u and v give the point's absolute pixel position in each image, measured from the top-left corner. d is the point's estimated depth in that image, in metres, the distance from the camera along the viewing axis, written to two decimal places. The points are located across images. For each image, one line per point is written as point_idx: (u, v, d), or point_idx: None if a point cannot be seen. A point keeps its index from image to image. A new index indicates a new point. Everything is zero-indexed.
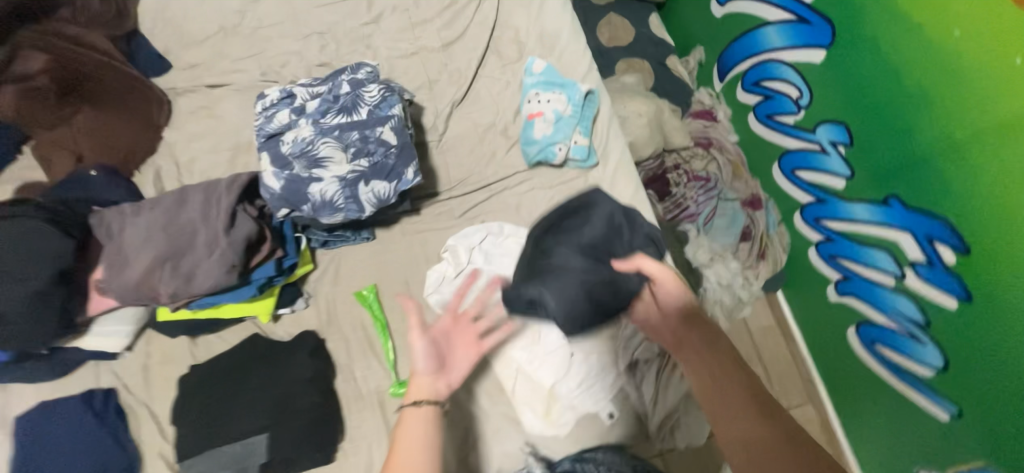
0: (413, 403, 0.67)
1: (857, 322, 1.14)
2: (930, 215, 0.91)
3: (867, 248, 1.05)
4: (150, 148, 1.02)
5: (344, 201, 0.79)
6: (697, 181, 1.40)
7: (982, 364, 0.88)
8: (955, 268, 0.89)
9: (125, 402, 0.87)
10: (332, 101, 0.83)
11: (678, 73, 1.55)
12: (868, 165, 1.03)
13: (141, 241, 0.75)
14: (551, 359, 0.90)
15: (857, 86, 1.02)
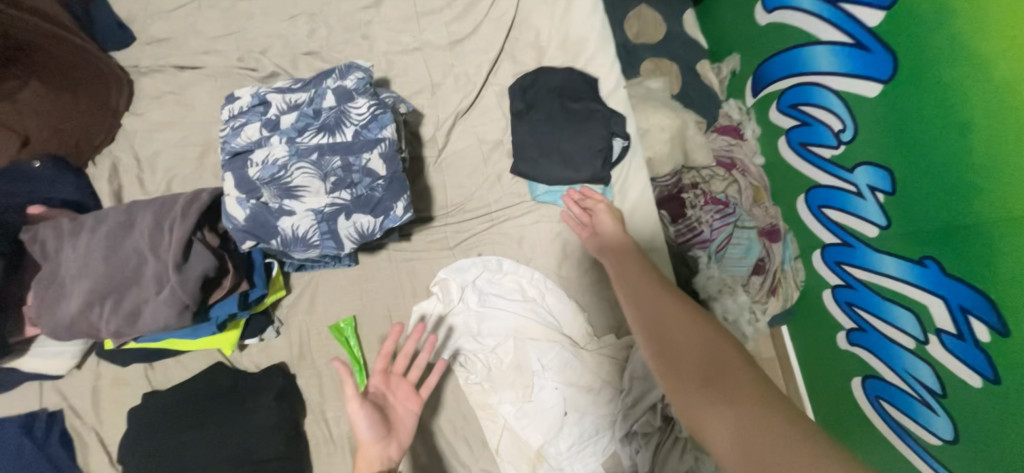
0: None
1: (865, 375, 1.03)
2: (969, 286, 0.77)
3: (889, 304, 0.92)
4: (102, 142, 0.90)
5: (320, 237, 0.68)
6: (714, 204, 1.27)
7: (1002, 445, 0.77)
8: (989, 348, 0.75)
9: (72, 427, 0.80)
10: (312, 115, 0.70)
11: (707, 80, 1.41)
12: (906, 220, 0.87)
13: (79, 268, 0.64)
14: (542, 416, 0.82)
15: (910, 130, 0.83)
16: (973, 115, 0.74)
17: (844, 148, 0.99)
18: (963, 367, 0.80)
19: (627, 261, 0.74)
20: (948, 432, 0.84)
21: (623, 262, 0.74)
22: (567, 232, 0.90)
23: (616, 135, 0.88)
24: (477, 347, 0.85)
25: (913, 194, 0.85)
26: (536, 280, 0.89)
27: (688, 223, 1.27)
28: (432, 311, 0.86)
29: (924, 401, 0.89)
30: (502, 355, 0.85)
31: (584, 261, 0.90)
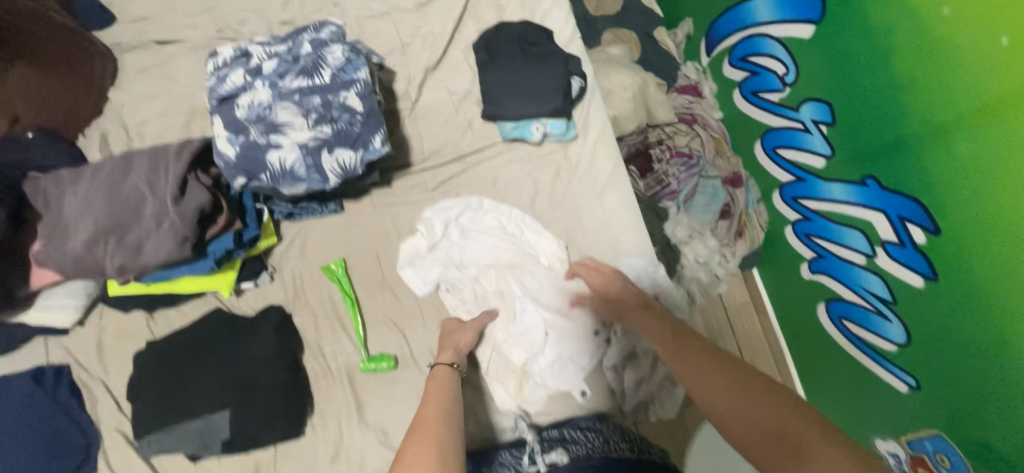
0: (444, 363, 0.76)
1: (828, 299, 1.21)
2: (907, 196, 0.94)
3: (843, 229, 1.10)
4: (93, 110, 0.94)
5: (306, 171, 0.74)
6: (679, 158, 1.51)
7: (944, 348, 0.92)
8: (923, 247, 0.93)
9: (78, 380, 0.83)
10: (291, 61, 0.76)
11: (666, 45, 1.63)
12: (847, 148, 1.07)
13: (81, 208, 0.69)
14: (530, 335, 0.89)
15: (844, 76, 1.05)
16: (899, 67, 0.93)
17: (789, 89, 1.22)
18: (904, 269, 0.97)
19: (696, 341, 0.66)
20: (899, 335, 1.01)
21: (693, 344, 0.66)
22: (536, 169, 0.98)
23: (575, 75, 0.97)
24: (462, 278, 0.92)
25: (853, 130, 1.05)
26: (515, 217, 0.95)
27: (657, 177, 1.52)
28: (418, 247, 0.93)
29: (877, 311, 1.06)
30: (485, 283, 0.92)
31: (554, 196, 0.98)
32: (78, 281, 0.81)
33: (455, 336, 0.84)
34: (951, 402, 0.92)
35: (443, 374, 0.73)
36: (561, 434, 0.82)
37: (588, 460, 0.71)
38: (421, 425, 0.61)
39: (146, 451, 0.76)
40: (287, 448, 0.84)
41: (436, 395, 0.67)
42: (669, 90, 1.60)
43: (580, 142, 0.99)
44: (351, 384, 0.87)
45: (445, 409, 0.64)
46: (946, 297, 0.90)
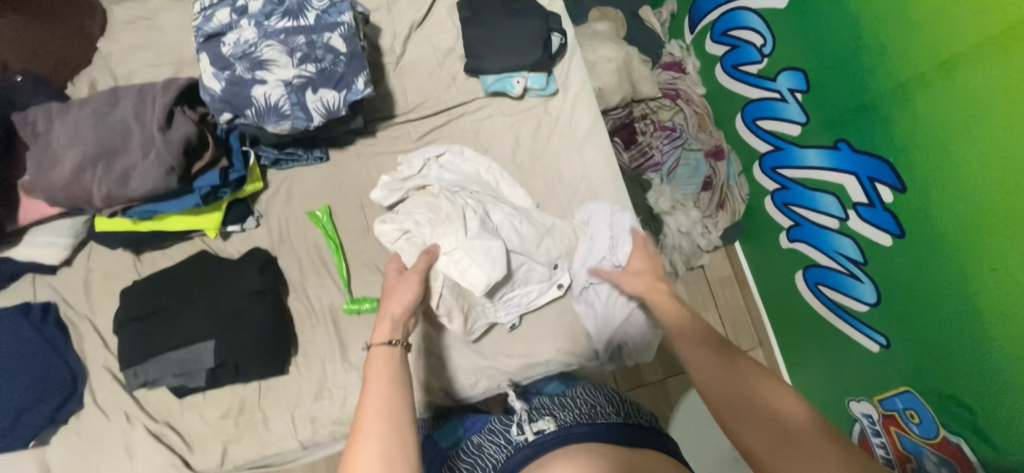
0: (381, 342, 0.62)
1: (806, 266, 1.29)
2: (875, 156, 1.03)
3: (818, 194, 1.18)
4: (86, 57, 0.96)
5: (291, 107, 0.77)
6: (662, 131, 1.55)
7: (913, 311, 1.01)
8: (891, 207, 1.01)
9: (66, 317, 0.85)
10: (276, 3, 0.78)
11: (650, 24, 1.67)
12: (822, 115, 1.14)
13: (69, 138, 0.71)
14: (485, 259, 0.85)
15: (821, 47, 1.09)
16: (890, 45, 0.95)
17: (766, 60, 1.26)
18: (875, 231, 1.05)
19: (712, 351, 0.58)
20: (872, 296, 1.10)
21: (707, 358, 0.58)
22: (518, 123, 1.01)
23: (556, 32, 1.00)
24: (409, 210, 0.90)
25: (823, 97, 1.13)
26: (494, 170, 0.98)
27: (640, 149, 1.55)
28: (395, 177, 0.94)
29: (850, 273, 1.14)
30: (433, 213, 0.89)
31: (535, 149, 1.01)
32: (66, 220, 0.83)
33: (397, 296, 0.72)
34: (922, 361, 1.01)
35: (384, 356, 0.60)
36: (552, 403, 0.79)
37: (576, 426, 0.67)
38: (367, 425, 0.53)
39: (133, 382, 0.78)
40: (271, 386, 0.86)
41: (381, 384, 0.56)
42: (654, 66, 1.63)
43: (560, 97, 1.03)
44: (334, 325, 0.89)
45: (392, 402, 0.55)
46: (912, 261, 0.99)
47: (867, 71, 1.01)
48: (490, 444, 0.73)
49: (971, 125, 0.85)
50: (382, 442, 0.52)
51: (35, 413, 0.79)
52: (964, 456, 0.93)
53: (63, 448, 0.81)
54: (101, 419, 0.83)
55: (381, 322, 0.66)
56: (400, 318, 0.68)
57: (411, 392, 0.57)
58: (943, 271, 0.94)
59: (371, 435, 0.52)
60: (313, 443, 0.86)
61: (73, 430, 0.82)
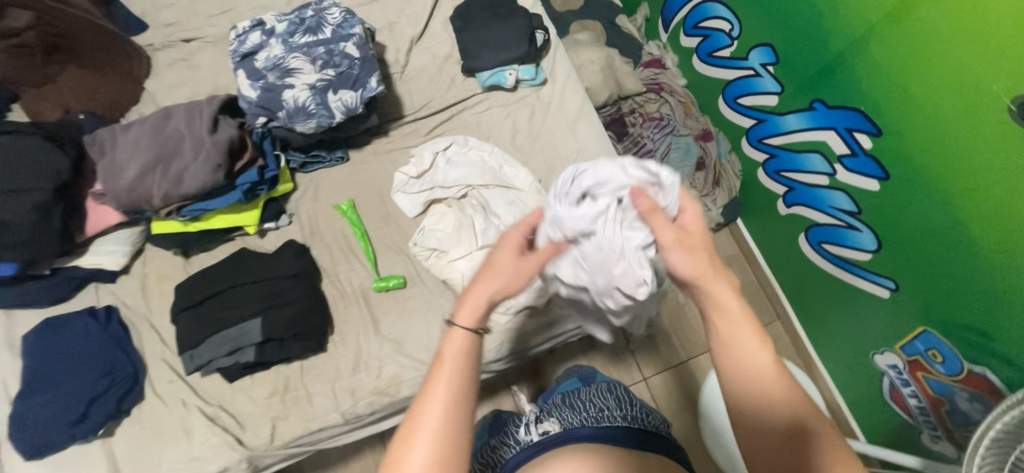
0: (468, 327, 0.57)
1: (808, 227, 1.34)
2: (849, 110, 1.11)
3: (804, 155, 1.26)
4: (133, 99, 1.12)
5: (316, 107, 0.89)
6: (651, 122, 1.64)
7: (911, 253, 1.06)
8: (871, 151, 1.08)
9: (126, 318, 0.95)
10: (298, 23, 0.92)
11: (627, 30, 1.80)
12: (794, 81, 1.24)
13: (132, 149, 0.83)
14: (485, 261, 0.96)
15: (784, 20, 1.20)
16: (853, 10, 1.04)
17: (736, 42, 1.38)
18: (862, 178, 1.12)
19: (761, 395, 0.53)
20: (871, 243, 1.15)
21: (757, 406, 0.53)
22: (514, 112, 1.12)
23: (539, 30, 1.13)
24: (431, 225, 1.01)
25: (791, 65, 1.23)
26: (496, 154, 1.07)
27: (632, 139, 1.66)
28: (409, 173, 1.05)
29: (848, 225, 1.20)
30: (450, 215, 1.01)
31: (533, 133, 1.11)
32: (126, 229, 0.95)
33: (487, 282, 0.60)
34: (931, 300, 1.06)
35: (461, 343, 0.57)
36: (563, 404, 0.95)
37: (578, 429, 0.84)
38: (433, 398, 0.54)
39: (189, 365, 0.86)
40: (312, 365, 0.93)
41: (450, 372, 0.55)
42: (635, 66, 1.75)
43: (549, 85, 1.14)
44: (365, 304, 0.97)
45: (461, 391, 0.54)
46: (901, 201, 1.05)
47: (826, 32, 1.11)
48: (504, 446, 0.90)
49: (939, 68, 0.92)
50: (441, 416, 0.53)
51: (103, 401, 0.86)
52: (992, 386, 0.98)
53: (127, 438, 0.88)
54: (160, 408, 0.90)
55: (474, 294, 0.59)
56: (498, 297, 0.61)
57: (478, 374, 0.57)
58: (933, 211, 1.00)
59: (429, 408, 0.53)
60: (355, 416, 0.92)
61: (135, 420, 0.89)
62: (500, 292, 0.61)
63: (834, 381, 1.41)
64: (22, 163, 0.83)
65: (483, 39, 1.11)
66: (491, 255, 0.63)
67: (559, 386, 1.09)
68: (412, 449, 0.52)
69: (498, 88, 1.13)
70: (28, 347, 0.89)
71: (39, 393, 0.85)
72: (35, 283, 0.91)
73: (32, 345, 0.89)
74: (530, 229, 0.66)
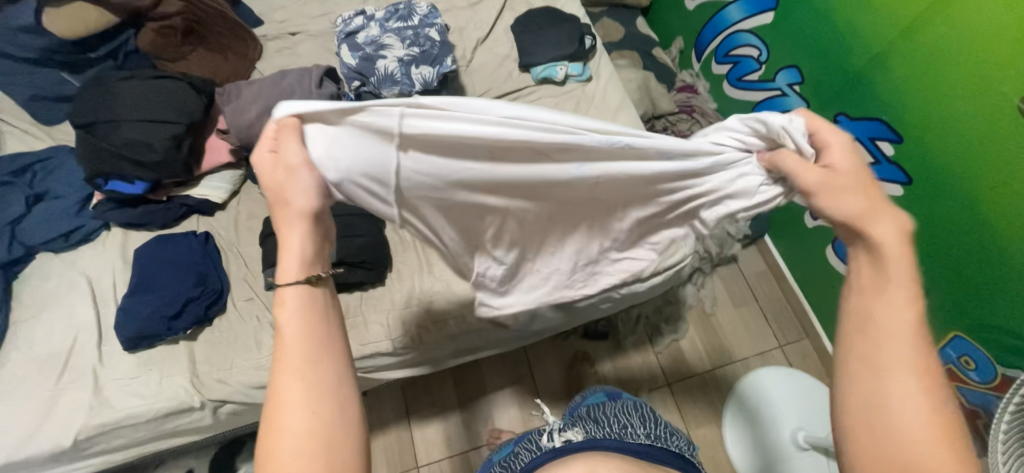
0: (297, 282, 0.51)
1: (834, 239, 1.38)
2: (870, 120, 1.18)
3: None
4: (246, 75, 1.33)
5: (401, 76, 1.06)
6: (683, 138, 1.67)
7: (943, 257, 1.11)
8: (893, 157, 1.15)
9: (218, 245, 1.10)
10: (392, 12, 1.15)
11: (663, 60, 1.84)
12: (819, 98, 1.32)
13: (254, 97, 1.03)
14: None
15: (809, 43, 1.29)
16: (873, 32, 1.13)
17: (764, 66, 1.47)
18: (886, 184, 1.18)
19: (881, 356, 0.47)
20: None
21: (868, 364, 0.47)
22: (562, 102, 1.28)
23: (587, 36, 1.32)
24: None
25: (816, 83, 1.32)
26: None
27: None
28: None
29: None
30: None
31: (576, 120, 1.26)
32: (229, 172, 1.14)
33: (278, 215, 0.54)
34: (963, 304, 1.09)
35: (303, 306, 0.50)
36: (589, 416, 0.93)
37: (602, 439, 0.80)
38: (292, 371, 0.47)
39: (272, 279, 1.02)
40: (370, 295, 1.06)
41: (296, 339, 0.48)
42: (669, 89, 1.77)
43: (594, 82, 1.30)
44: (421, 249, 1.11)
45: (318, 355, 0.48)
46: (925, 207, 1.11)
47: (845, 51, 1.21)
48: (525, 451, 0.86)
49: (957, 83, 0.99)
50: (304, 386, 0.46)
51: (195, 304, 1.00)
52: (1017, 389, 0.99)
53: (208, 343, 1.01)
54: (238, 321, 1.03)
55: (290, 245, 0.53)
56: (313, 224, 0.55)
57: (343, 328, 0.52)
58: (960, 216, 1.05)
59: (288, 382, 0.46)
60: (402, 345, 1.02)
61: (218, 328, 1.02)
62: (306, 223, 0.54)
63: None
64: (169, 103, 1.06)
65: (538, 42, 1.31)
66: (268, 193, 0.55)
67: (585, 400, 1.05)
68: (285, 429, 0.45)
69: (549, 82, 1.31)
70: (139, 256, 1.04)
71: (143, 294, 1.00)
72: (152, 206, 1.09)
73: (141, 257, 1.04)
74: (277, 136, 0.57)
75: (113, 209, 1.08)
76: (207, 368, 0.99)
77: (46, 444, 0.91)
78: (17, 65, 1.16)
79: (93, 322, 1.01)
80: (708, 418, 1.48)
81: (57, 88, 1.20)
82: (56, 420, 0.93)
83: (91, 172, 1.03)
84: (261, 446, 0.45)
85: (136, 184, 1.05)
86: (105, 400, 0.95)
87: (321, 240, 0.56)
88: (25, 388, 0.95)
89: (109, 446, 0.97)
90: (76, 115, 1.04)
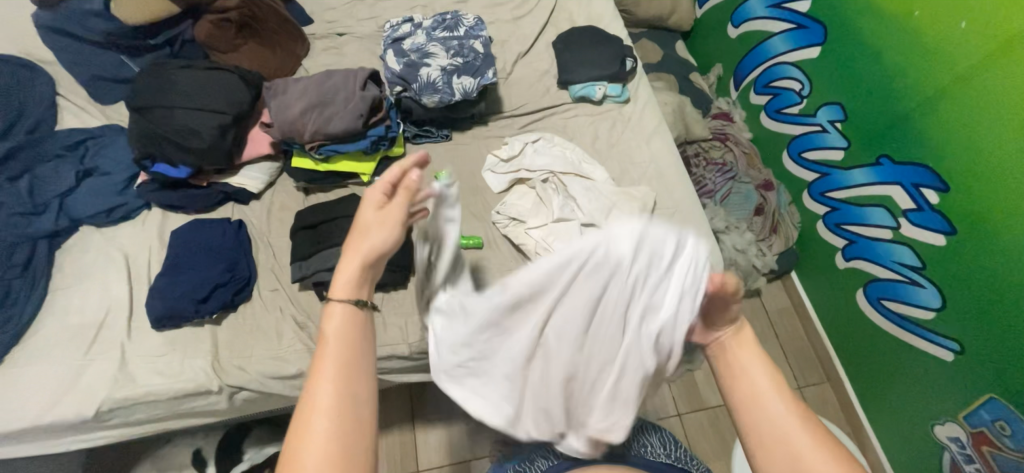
0: (347, 300, 0.53)
1: (867, 283, 1.32)
2: (916, 165, 1.14)
3: (866, 208, 1.27)
4: (292, 71, 1.36)
5: (443, 85, 1.15)
6: (714, 165, 1.61)
7: (985, 313, 1.04)
8: (938, 206, 1.10)
9: (250, 233, 1.13)
10: (439, 22, 1.25)
11: (700, 86, 1.78)
12: (861, 138, 1.27)
13: (299, 95, 1.12)
14: (563, 230, 1.09)
15: (856, 80, 1.26)
16: (923, 74, 1.10)
17: (806, 100, 1.43)
18: (928, 232, 1.13)
19: (771, 421, 0.54)
20: (935, 301, 1.14)
21: (767, 438, 0.54)
22: (598, 121, 1.29)
23: (629, 58, 1.33)
24: (515, 200, 1.15)
25: (860, 122, 1.27)
26: (577, 152, 1.23)
27: (694, 180, 1.62)
28: (499, 157, 1.22)
29: (911, 281, 1.19)
30: (530, 199, 1.16)
31: (609, 140, 1.26)
32: (266, 163, 1.17)
33: (352, 240, 0.58)
34: (1000, 364, 1.03)
35: (343, 318, 0.53)
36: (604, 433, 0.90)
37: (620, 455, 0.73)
38: (325, 376, 0.49)
39: (298, 273, 1.05)
40: (392, 297, 1.06)
41: (336, 350, 0.50)
42: (705, 115, 1.71)
43: (631, 104, 1.31)
44: None
45: (356, 366, 0.50)
46: (971, 260, 1.05)
47: (894, 91, 1.17)
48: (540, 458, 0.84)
49: (1011, 131, 0.95)
50: (337, 395, 0.48)
51: (223, 290, 1.02)
52: None
53: (231, 328, 1.03)
54: (263, 310, 1.05)
55: (345, 268, 0.56)
56: (373, 258, 0.58)
57: (376, 350, 0.53)
58: (1010, 277, 0.99)
59: (322, 389, 0.48)
60: (418, 350, 1.02)
61: (242, 314, 1.05)
62: (366, 254, 0.57)
63: (883, 447, 1.36)
64: (219, 93, 1.10)
65: (579, 61, 1.31)
66: (358, 223, 0.59)
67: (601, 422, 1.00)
68: (310, 426, 0.46)
69: (586, 100, 1.31)
70: (175, 238, 1.08)
71: (175, 273, 1.03)
72: (193, 191, 1.13)
73: (177, 238, 1.08)
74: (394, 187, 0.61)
75: (156, 190, 1.12)
76: (228, 353, 1.01)
77: (70, 410, 0.94)
78: (84, 45, 1.23)
79: (124, 297, 1.04)
80: (719, 453, 1.44)
81: (117, 70, 1.25)
82: (81, 389, 0.96)
83: (140, 153, 1.07)
84: (284, 454, 0.46)
85: (180, 169, 1.10)
86: (129, 374, 0.97)
87: (375, 274, 0.59)
88: (57, 354, 0.99)
89: (127, 420, 0.99)
90: (133, 98, 1.10)
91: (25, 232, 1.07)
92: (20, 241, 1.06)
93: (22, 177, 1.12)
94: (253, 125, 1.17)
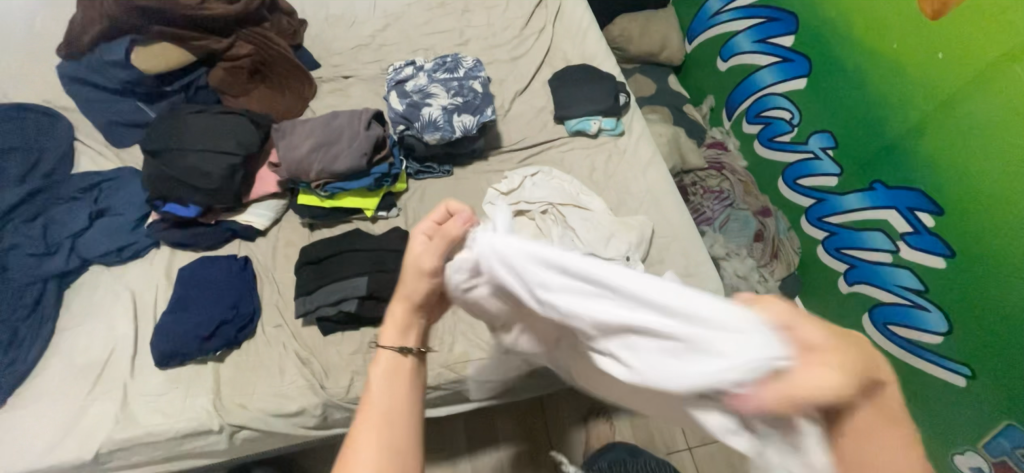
0: (392, 348, 0.62)
1: (871, 307, 1.32)
2: (909, 189, 1.16)
3: (864, 232, 1.29)
4: (299, 112, 1.40)
5: (444, 123, 1.20)
6: (710, 193, 1.63)
7: (993, 336, 1.04)
8: (934, 228, 1.11)
9: (255, 269, 1.15)
10: (440, 65, 1.32)
11: (694, 117, 1.83)
12: (853, 164, 1.31)
13: (307, 135, 1.17)
14: None
15: (843, 109, 1.30)
16: (908, 102, 1.14)
17: (796, 129, 1.47)
18: (928, 256, 1.14)
19: None
20: (941, 325, 1.13)
21: None
22: (593, 154, 1.33)
23: (622, 94, 1.39)
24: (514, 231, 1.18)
25: (851, 149, 1.30)
26: (574, 184, 1.25)
27: (692, 208, 1.64)
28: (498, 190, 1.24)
29: (915, 304, 1.19)
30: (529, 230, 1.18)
31: (605, 172, 1.30)
32: (273, 200, 1.21)
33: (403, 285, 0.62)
34: (1012, 387, 1.02)
35: (388, 364, 0.62)
36: None
37: None
38: (368, 420, 0.57)
39: (301, 308, 1.06)
40: None
41: (379, 393, 0.59)
42: (700, 145, 1.76)
43: (626, 137, 1.35)
44: None
45: (395, 411, 0.58)
46: (972, 281, 1.05)
47: (881, 118, 1.21)
48: None
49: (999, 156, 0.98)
50: (377, 439, 0.56)
51: (227, 327, 1.03)
52: None
53: (234, 365, 1.03)
54: (265, 346, 1.06)
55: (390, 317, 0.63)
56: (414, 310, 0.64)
57: (416, 396, 0.61)
58: (1013, 299, 0.99)
59: (367, 431, 0.56)
60: None
61: (245, 351, 1.05)
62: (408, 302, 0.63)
63: None
64: (230, 134, 1.15)
65: (574, 97, 1.37)
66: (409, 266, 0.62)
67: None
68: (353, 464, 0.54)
69: (582, 134, 1.36)
70: (183, 275, 1.10)
71: (181, 310, 1.05)
72: (201, 228, 1.16)
73: (184, 276, 1.10)
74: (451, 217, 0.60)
75: (166, 229, 1.15)
76: (230, 391, 1.00)
77: (68, 453, 0.93)
78: (105, 94, 1.30)
79: (130, 335, 1.05)
80: None
81: (131, 115, 1.30)
82: (81, 430, 0.95)
83: (153, 194, 1.12)
84: None
85: (191, 207, 1.13)
86: (130, 414, 0.97)
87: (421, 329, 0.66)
88: (59, 395, 0.99)
89: (125, 462, 0.98)
90: (148, 141, 1.15)
91: (35, 273, 1.09)
92: (31, 282, 1.08)
93: (37, 219, 1.16)
94: (261, 164, 1.22)
